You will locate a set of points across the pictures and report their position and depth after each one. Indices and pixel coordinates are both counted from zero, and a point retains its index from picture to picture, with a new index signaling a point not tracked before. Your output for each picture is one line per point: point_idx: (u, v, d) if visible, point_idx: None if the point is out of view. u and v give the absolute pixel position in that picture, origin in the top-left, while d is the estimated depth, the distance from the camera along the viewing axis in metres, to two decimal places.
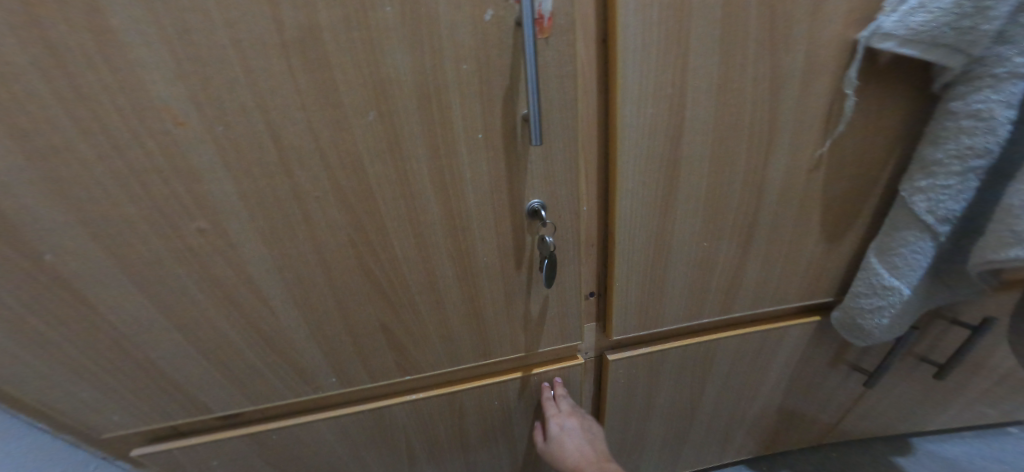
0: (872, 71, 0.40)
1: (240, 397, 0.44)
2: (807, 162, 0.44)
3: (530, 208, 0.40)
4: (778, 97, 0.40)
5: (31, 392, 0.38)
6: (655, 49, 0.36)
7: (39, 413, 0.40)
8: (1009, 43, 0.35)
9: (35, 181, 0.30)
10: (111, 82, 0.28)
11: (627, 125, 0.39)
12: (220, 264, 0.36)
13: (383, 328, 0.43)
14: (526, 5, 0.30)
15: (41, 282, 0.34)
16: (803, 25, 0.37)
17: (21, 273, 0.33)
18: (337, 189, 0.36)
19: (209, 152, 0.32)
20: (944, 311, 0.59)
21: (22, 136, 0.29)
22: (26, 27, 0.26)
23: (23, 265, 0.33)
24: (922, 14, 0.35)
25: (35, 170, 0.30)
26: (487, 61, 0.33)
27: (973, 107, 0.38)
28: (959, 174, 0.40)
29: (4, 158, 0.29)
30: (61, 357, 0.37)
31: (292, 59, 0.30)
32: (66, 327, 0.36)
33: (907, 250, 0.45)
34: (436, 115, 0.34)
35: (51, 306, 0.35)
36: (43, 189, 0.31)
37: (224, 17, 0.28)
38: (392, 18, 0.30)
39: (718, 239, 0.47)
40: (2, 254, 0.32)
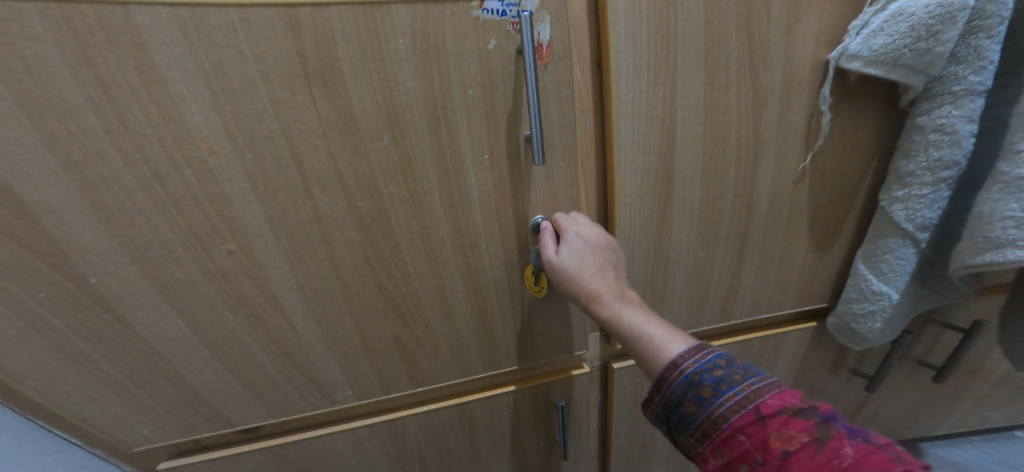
0: (844, 88, 0.44)
1: (260, 411, 0.45)
2: (793, 174, 0.47)
3: (533, 224, 0.42)
4: (761, 113, 0.43)
5: (59, 414, 0.39)
6: (645, 72, 0.39)
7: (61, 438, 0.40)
8: (963, 63, 0.39)
9: (83, 209, 0.33)
10: (158, 116, 0.31)
11: (622, 143, 0.41)
12: (245, 283, 0.38)
13: (396, 341, 0.45)
14: (526, 35, 0.33)
15: (80, 304, 0.36)
16: (778, 45, 0.40)
17: (62, 295, 0.35)
18: (354, 210, 0.38)
19: (239, 177, 0.34)
20: (935, 315, 0.61)
21: (75, 169, 0.31)
22: (87, 68, 0.29)
23: (65, 287, 0.35)
24: (882, 37, 0.39)
25: (84, 199, 0.32)
26: (492, 87, 0.36)
27: (937, 122, 0.41)
28: (932, 184, 0.43)
29: (57, 189, 0.32)
30: (95, 376, 0.39)
31: (314, 89, 0.33)
32: (98, 346, 0.38)
33: (891, 256, 0.48)
34: (446, 138, 0.37)
35: (87, 326, 0.36)
36: (89, 216, 0.33)
37: (254, 51, 0.31)
38: (405, 49, 0.33)
39: (713, 248, 0.50)
40: (48, 276, 0.34)
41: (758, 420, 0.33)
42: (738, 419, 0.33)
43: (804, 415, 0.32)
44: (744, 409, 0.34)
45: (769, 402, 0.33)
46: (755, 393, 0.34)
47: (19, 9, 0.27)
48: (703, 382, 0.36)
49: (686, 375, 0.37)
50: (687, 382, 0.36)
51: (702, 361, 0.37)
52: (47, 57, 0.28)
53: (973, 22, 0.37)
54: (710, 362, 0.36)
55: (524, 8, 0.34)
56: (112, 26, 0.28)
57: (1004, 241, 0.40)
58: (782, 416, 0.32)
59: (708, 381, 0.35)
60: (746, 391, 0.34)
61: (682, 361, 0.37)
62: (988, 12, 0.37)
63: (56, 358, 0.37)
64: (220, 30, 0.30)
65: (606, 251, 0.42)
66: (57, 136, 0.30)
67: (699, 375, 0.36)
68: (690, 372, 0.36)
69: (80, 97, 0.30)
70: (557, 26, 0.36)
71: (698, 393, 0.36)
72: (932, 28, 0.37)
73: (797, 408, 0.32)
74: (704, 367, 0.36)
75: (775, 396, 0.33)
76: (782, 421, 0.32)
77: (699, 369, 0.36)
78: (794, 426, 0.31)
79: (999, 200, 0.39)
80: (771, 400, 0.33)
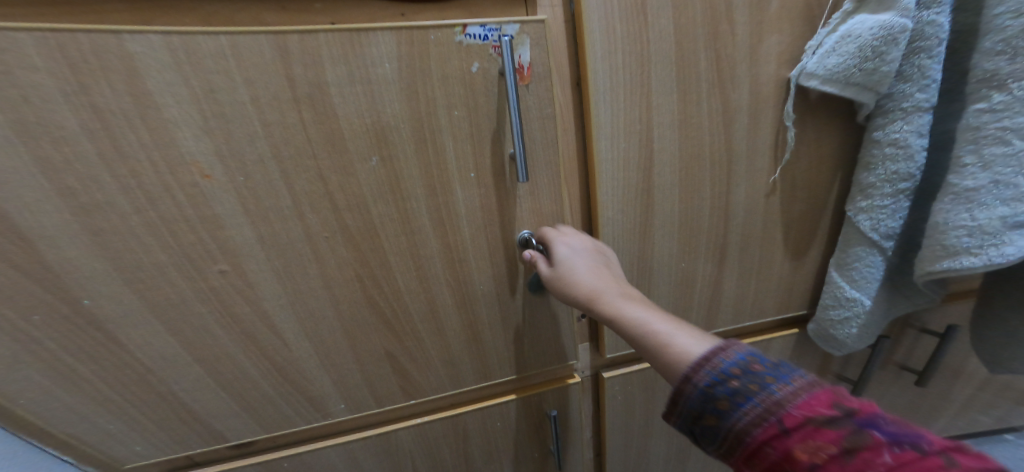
0: (805, 105, 0.47)
1: (252, 428, 0.44)
2: (764, 186, 0.50)
3: (520, 239, 0.44)
4: (730, 128, 0.46)
5: (45, 439, 0.39)
6: (621, 91, 0.41)
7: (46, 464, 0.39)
8: (910, 81, 0.42)
9: (75, 232, 0.33)
10: (151, 140, 0.32)
11: (603, 159, 0.43)
12: (237, 302, 0.38)
13: (388, 356, 0.45)
14: (507, 58, 0.35)
15: (71, 327, 0.36)
16: (742, 65, 0.43)
17: (52, 319, 0.35)
18: (345, 229, 0.38)
19: (232, 199, 0.35)
20: (913, 320, 0.63)
21: (70, 194, 0.32)
22: (84, 95, 0.30)
23: (55, 311, 0.35)
24: (834, 57, 0.42)
25: (76, 223, 0.33)
26: (476, 106, 0.38)
27: (891, 136, 0.44)
28: (891, 195, 0.46)
29: (50, 215, 0.32)
30: (85, 396, 0.38)
31: (304, 112, 0.34)
32: (88, 369, 0.37)
33: (861, 264, 0.50)
34: (433, 156, 0.38)
35: (75, 350, 0.36)
36: (82, 239, 0.33)
37: (246, 76, 0.32)
38: (391, 73, 0.35)
39: (695, 259, 0.52)
40: (42, 300, 0.34)
41: (784, 433, 0.30)
42: (762, 434, 0.31)
43: (834, 425, 0.29)
44: (767, 422, 0.31)
45: (794, 412, 0.30)
46: (777, 404, 0.31)
47: (17, 39, 0.28)
48: (719, 394, 0.33)
49: (699, 388, 0.34)
50: (702, 395, 0.34)
51: (714, 372, 0.34)
52: (44, 86, 0.29)
53: (915, 43, 0.41)
54: (723, 372, 0.34)
55: (504, 33, 0.36)
56: (108, 56, 0.29)
57: (960, 248, 0.42)
58: (809, 427, 0.29)
59: (723, 393, 0.33)
60: (766, 403, 0.31)
61: (695, 372, 0.35)
62: (927, 34, 0.40)
63: (46, 380, 0.37)
64: (212, 57, 0.31)
65: (593, 254, 0.43)
66: (52, 162, 0.31)
67: (714, 388, 0.33)
68: (704, 386, 0.34)
69: (76, 124, 0.30)
70: (537, 49, 0.38)
71: (715, 405, 0.33)
72: (877, 49, 0.40)
73: (826, 417, 0.29)
74: (718, 378, 0.34)
75: (801, 404, 0.30)
76: (810, 432, 0.29)
77: (713, 381, 0.34)
78: (822, 437, 0.29)
79: (951, 210, 0.42)
80: (796, 410, 0.30)
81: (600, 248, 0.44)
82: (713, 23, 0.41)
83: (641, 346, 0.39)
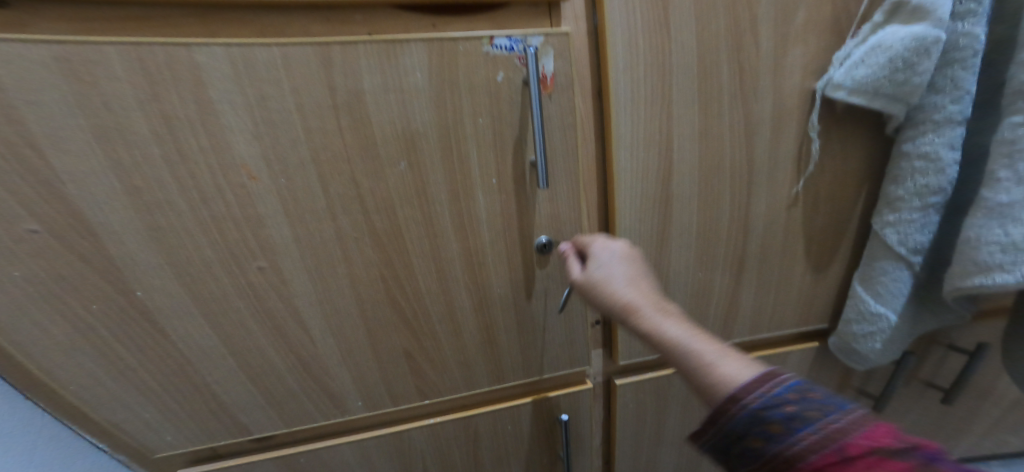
0: (831, 115, 0.47)
1: (277, 419, 0.47)
2: (785, 199, 0.50)
3: (538, 245, 0.45)
4: (751, 139, 0.46)
5: (96, 418, 0.42)
6: (643, 101, 0.42)
7: (99, 440, 0.43)
8: (942, 93, 0.42)
9: (138, 226, 0.36)
10: (208, 145, 0.35)
11: (622, 166, 0.45)
12: (273, 297, 0.41)
13: (407, 354, 0.47)
14: (532, 69, 0.36)
15: (129, 313, 0.39)
16: (766, 78, 0.44)
17: (114, 305, 0.38)
18: (373, 230, 0.41)
19: (274, 201, 0.38)
20: (940, 337, 0.62)
21: (136, 193, 0.35)
22: (154, 103, 0.33)
23: (116, 298, 0.38)
24: (862, 68, 0.42)
25: (139, 218, 0.36)
26: (500, 115, 0.39)
27: (921, 149, 0.44)
28: (920, 209, 0.46)
29: (118, 211, 0.35)
30: (136, 379, 0.41)
31: (341, 119, 0.36)
32: (141, 353, 0.40)
33: (887, 279, 0.49)
34: (457, 163, 0.40)
35: (131, 336, 0.39)
36: (142, 233, 0.36)
37: (292, 85, 0.35)
38: (422, 81, 0.37)
39: (711, 269, 0.52)
40: (105, 288, 0.37)
41: (844, 462, 0.28)
42: (819, 461, 0.29)
43: (903, 458, 0.27)
44: (825, 449, 0.29)
45: (858, 442, 0.29)
46: (839, 432, 0.29)
47: (102, 52, 0.31)
48: (771, 418, 0.32)
49: (749, 411, 0.32)
50: (751, 417, 0.32)
51: (768, 395, 0.32)
52: (123, 95, 0.32)
53: (949, 54, 0.41)
54: (778, 396, 0.32)
55: (530, 44, 0.38)
56: (178, 66, 0.32)
57: (992, 265, 0.41)
58: (874, 458, 0.28)
59: (777, 416, 0.32)
60: (826, 430, 0.30)
61: (744, 394, 0.33)
62: (961, 45, 0.40)
63: (100, 365, 0.40)
64: (264, 66, 0.34)
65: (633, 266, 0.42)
66: (122, 163, 0.34)
67: (766, 411, 0.32)
68: (754, 408, 0.32)
69: (145, 129, 0.33)
70: (560, 60, 0.39)
71: (764, 429, 0.32)
72: (909, 60, 0.40)
73: (894, 448, 0.28)
74: (771, 402, 0.32)
75: (865, 435, 0.29)
76: (875, 463, 0.28)
77: (765, 404, 0.32)
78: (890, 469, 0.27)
79: (983, 225, 0.41)
80: (859, 440, 0.29)
81: (637, 258, 0.43)
82: (736, 36, 0.42)
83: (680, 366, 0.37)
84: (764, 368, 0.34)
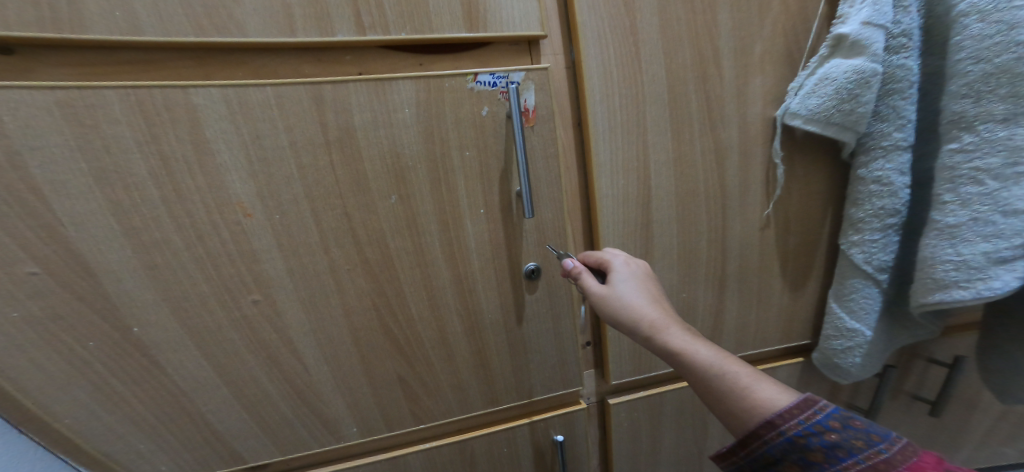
0: (792, 142, 0.51)
1: (270, 454, 0.46)
2: (759, 218, 0.53)
3: (526, 270, 0.46)
4: (723, 163, 0.49)
5: (83, 463, 0.41)
6: (619, 130, 0.45)
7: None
8: (886, 121, 0.45)
9: (132, 265, 0.36)
10: (205, 183, 0.36)
11: (604, 192, 0.47)
12: (266, 330, 0.41)
13: (401, 381, 0.47)
14: (514, 103, 0.39)
15: (118, 354, 0.38)
16: (732, 106, 0.47)
17: (103, 346, 0.38)
18: (365, 260, 0.41)
19: (268, 235, 0.38)
20: (920, 350, 0.65)
21: (131, 232, 0.35)
22: (154, 144, 0.34)
23: (106, 338, 0.38)
24: (813, 99, 0.45)
25: (134, 258, 0.36)
26: (486, 147, 0.41)
27: (874, 174, 0.47)
28: (880, 229, 0.49)
29: (113, 251, 0.36)
30: (124, 421, 0.40)
31: (334, 154, 0.38)
32: (132, 393, 0.40)
33: (857, 296, 0.52)
34: (447, 193, 0.42)
35: (121, 376, 0.39)
36: (136, 272, 0.37)
37: (287, 124, 0.36)
38: (410, 116, 0.39)
39: (694, 287, 0.54)
40: (95, 329, 0.37)
41: None
42: None
43: None
44: None
45: None
46: (887, 463, 0.31)
47: (104, 96, 0.32)
48: (812, 446, 0.34)
49: (787, 437, 0.35)
50: (789, 444, 0.34)
51: (809, 423, 0.34)
52: (123, 137, 0.33)
53: (888, 86, 0.45)
54: (819, 424, 0.34)
55: (511, 80, 0.40)
56: (176, 108, 0.34)
57: (948, 282, 0.44)
58: None
59: (817, 445, 0.34)
60: (871, 461, 0.32)
61: (783, 421, 0.35)
62: (898, 77, 0.44)
63: (87, 407, 0.39)
64: (259, 106, 0.35)
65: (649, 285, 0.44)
66: (119, 203, 0.35)
67: (806, 438, 0.34)
68: (792, 435, 0.34)
69: (143, 169, 0.34)
70: (541, 92, 0.42)
71: (804, 456, 0.34)
72: (853, 92, 0.44)
73: None
74: (812, 430, 0.34)
75: (912, 467, 0.31)
76: None
77: (805, 432, 0.34)
78: None
79: (936, 245, 0.44)
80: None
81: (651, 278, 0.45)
82: (702, 67, 0.45)
83: (711, 387, 0.39)
84: (803, 394, 0.36)
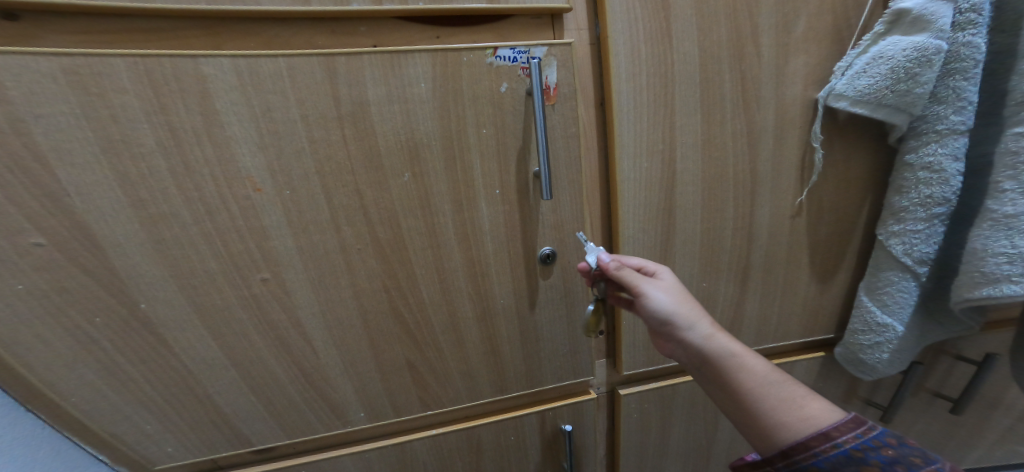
0: (834, 125, 0.47)
1: (278, 431, 0.46)
2: (790, 208, 0.50)
3: (541, 255, 0.44)
4: (755, 148, 0.46)
5: (97, 432, 0.42)
6: (646, 110, 0.42)
7: (98, 455, 0.42)
8: (944, 103, 0.42)
9: (142, 238, 0.36)
10: (214, 157, 0.35)
11: (626, 175, 0.44)
12: (276, 308, 0.41)
13: (409, 365, 0.46)
14: (536, 79, 0.36)
15: (132, 326, 0.38)
16: (769, 87, 0.44)
17: (116, 317, 0.38)
18: (376, 241, 0.40)
19: (277, 212, 0.37)
20: (947, 347, 0.61)
21: (140, 205, 0.35)
22: (161, 115, 0.33)
23: (119, 310, 0.38)
24: (865, 79, 0.42)
25: (144, 231, 0.36)
26: (504, 126, 0.39)
27: (925, 159, 0.44)
28: (925, 219, 0.45)
29: (123, 223, 0.35)
30: (137, 392, 0.41)
31: (346, 130, 0.36)
32: (145, 365, 0.40)
33: (893, 289, 0.49)
34: (461, 173, 0.40)
35: (134, 348, 0.39)
36: (146, 245, 0.36)
37: (297, 96, 0.35)
38: (426, 92, 0.37)
39: (716, 279, 0.52)
40: (107, 300, 0.37)
41: None
42: None
43: None
44: None
45: None
46: None
47: (111, 64, 0.31)
48: (870, 459, 0.32)
49: (843, 449, 0.33)
50: (845, 456, 0.32)
51: (866, 437, 0.33)
52: (130, 107, 0.32)
53: (950, 64, 0.41)
54: (876, 439, 0.33)
55: (533, 55, 0.38)
56: (185, 79, 0.32)
57: (999, 276, 0.41)
58: None
59: (876, 459, 0.32)
60: None
61: (839, 433, 0.33)
62: (962, 56, 0.40)
63: (100, 377, 0.39)
64: (270, 78, 0.34)
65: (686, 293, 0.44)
66: (128, 175, 0.34)
67: (864, 452, 0.32)
68: (850, 447, 0.33)
69: (150, 141, 0.33)
70: (563, 70, 0.39)
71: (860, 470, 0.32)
72: (911, 71, 0.40)
73: None
74: (870, 444, 0.32)
75: None
76: None
77: (863, 445, 0.32)
78: None
79: (989, 236, 0.41)
80: None
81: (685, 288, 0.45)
82: (738, 46, 0.42)
83: (760, 396, 0.37)
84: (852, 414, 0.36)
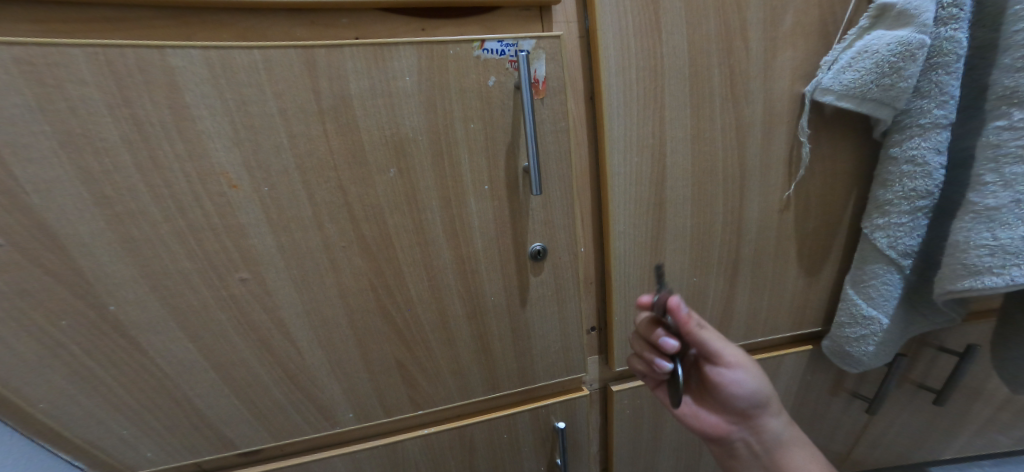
0: (821, 119, 0.47)
1: (264, 434, 0.45)
2: (778, 202, 0.50)
3: (532, 251, 0.44)
4: (744, 143, 0.46)
5: (70, 440, 0.40)
6: (635, 105, 0.42)
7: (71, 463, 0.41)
8: (927, 97, 0.42)
9: (110, 238, 0.34)
10: (186, 152, 0.33)
11: (615, 171, 0.44)
12: (257, 310, 0.39)
13: (398, 365, 0.45)
14: (524, 72, 0.35)
15: (102, 330, 0.37)
16: (758, 81, 0.44)
17: (84, 321, 0.36)
18: (361, 238, 0.39)
19: (256, 210, 0.36)
20: (930, 339, 0.62)
21: (107, 203, 0.33)
22: (126, 108, 0.31)
23: (87, 313, 0.36)
24: (850, 73, 0.42)
25: (112, 230, 0.34)
26: (492, 120, 0.38)
27: (908, 153, 0.44)
28: (909, 212, 0.46)
29: (89, 223, 0.34)
30: (110, 398, 0.39)
31: (327, 124, 0.35)
32: (118, 370, 0.38)
33: (878, 282, 0.49)
34: (448, 168, 0.39)
35: (105, 352, 0.38)
36: (115, 245, 0.35)
37: (274, 89, 0.33)
38: (411, 85, 0.36)
39: (707, 274, 0.51)
40: (73, 303, 0.35)
41: None
42: None
43: None
44: None
45: None
46: None
47: (70, 55, 0.29)
48: None
49: None
50: None
51: None
52: (93, 100, 0.31)
53: (933, 59, 0.41)
54: None
55: (521, 48, 0.37)
56: (152, 70, 0.31)
57: (981, 268, 0.41)
58: None
59: None
60: None
61: None
62: (945, 50, 0.40)
63: (70, 383, 0.38)
64: (245, 70, 0.32)
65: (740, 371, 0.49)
66: (94, 172, 0.32)
67: None
68: None
69: (117, 135, 0.32)
70: (552, 63, 0.38)
71: None
72: (895, 65, 0.40)
73: None
74: None
75: None
76: None
77: None
78: None
79: (971, 228, 0.41)
80: None
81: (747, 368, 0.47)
82: (727, 40, 0.42)
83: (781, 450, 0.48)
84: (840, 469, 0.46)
